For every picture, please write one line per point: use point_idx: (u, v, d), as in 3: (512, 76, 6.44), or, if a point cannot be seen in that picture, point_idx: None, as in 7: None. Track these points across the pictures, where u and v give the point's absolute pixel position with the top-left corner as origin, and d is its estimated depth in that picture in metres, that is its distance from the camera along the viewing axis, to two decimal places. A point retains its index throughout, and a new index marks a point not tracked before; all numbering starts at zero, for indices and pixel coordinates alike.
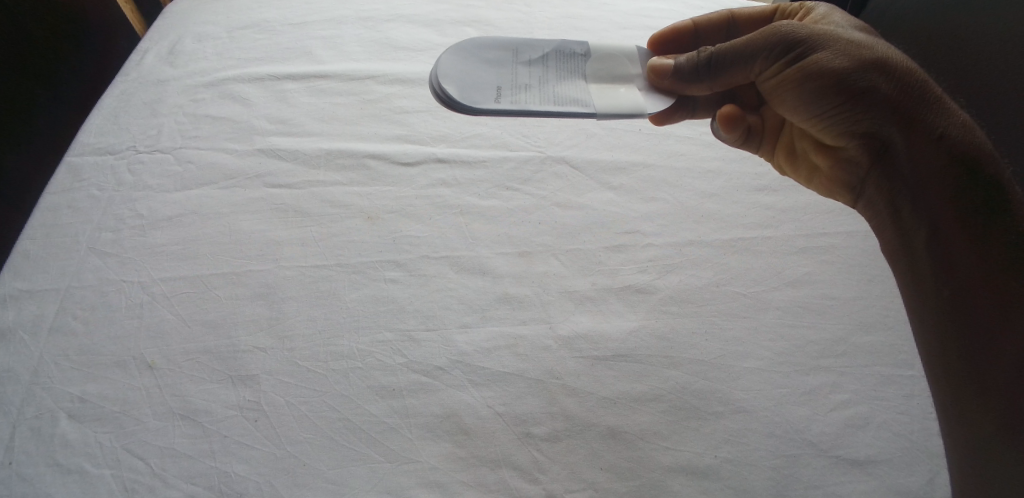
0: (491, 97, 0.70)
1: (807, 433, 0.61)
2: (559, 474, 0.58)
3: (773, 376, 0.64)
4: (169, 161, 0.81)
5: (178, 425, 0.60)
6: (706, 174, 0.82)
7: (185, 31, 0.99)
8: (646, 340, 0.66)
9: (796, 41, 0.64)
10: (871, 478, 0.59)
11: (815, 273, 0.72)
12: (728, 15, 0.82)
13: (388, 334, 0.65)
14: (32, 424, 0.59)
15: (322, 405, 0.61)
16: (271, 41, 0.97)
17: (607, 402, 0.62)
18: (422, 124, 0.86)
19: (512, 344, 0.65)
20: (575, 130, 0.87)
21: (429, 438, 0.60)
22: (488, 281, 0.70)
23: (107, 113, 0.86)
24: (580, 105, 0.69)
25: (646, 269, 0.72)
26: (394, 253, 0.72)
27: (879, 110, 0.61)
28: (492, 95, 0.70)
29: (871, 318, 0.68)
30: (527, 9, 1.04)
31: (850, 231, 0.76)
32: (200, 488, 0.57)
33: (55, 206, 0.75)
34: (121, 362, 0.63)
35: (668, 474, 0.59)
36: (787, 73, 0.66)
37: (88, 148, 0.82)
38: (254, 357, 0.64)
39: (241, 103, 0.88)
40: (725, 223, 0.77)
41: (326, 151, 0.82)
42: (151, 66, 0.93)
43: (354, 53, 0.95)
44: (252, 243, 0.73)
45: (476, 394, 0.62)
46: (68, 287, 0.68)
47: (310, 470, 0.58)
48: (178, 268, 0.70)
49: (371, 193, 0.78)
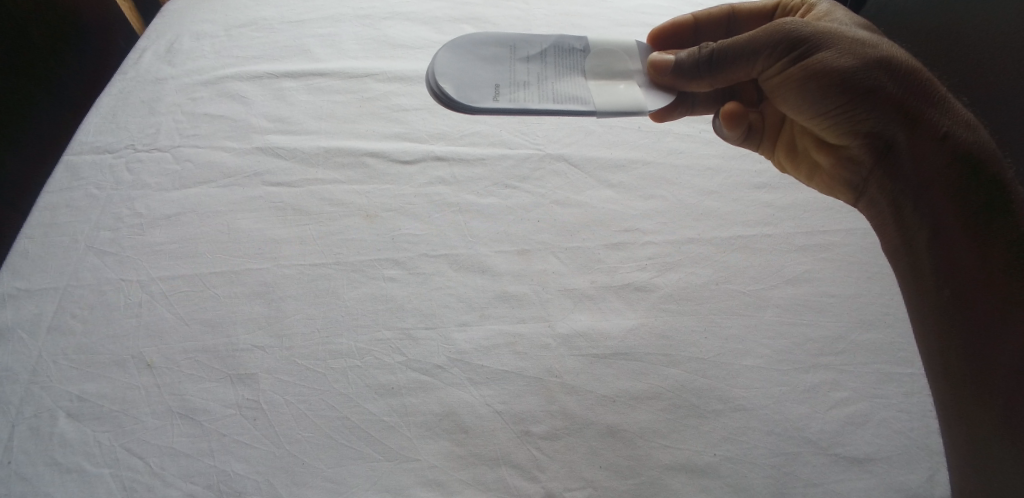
0: (489, 96, 0.69)
1: (806, 431, 0.61)
2: (558, 472, 0.58)
3: (773, 374, 0.64)
4: (167, 160, 0.81)
5: (177, 424, 0.60)
6: (706, 172, 0.82)
7: (182, 30, 0.98)
8: (645, 339, 0.66)
9: (799, 38, 0.63)
10: (870, 475, 0.59)
11: (814, 271, 0.72)
12: (728, 9, 0.82)
13: (387, 332, 0.65)
14: (31, 424, 0.59)
15: (321, 404, 0.61)
16: (269, 39, 0.97)
17: (606, 400, 0.62)
18: (420, 122, 0.86)
19: (511, 343, 0.65)
20: (574, 128, 0.86)
21: (428, 436, 0.59)
22: (487, 279, 0.70)
23: (105, 112, 0.86)
24: (579, 103, 0.69)
25: (645, 267, 0.72)
26: (393, 252, 0.72)
27: (881, 108, 0.61)
28: (490, 93, 0.69)
29: (870, 315, 0.68)
30: (524, 6, 1.04)
31: (850, 227, 0.76)
32: (199, 487, 0.57)
33: (53, 205, 0.75)
34: (120, 361, 0.63)
35: (668, 472, 0.59)
36: (789, 71, 0.65)
37: (86, 148, 0.82)
38: (252, 356, 0.64)
39: (239, 102, 0.88)
40: (725, 221, 0.77)
41: (323, 149, 0.82)
42: (148, 64, 0.93)
43: (351, 51, 0.95)
44: (251, 242, 0.72)
45: (476, 393, 0.62)
46: (66, 286, 0.68)
47: (310, 468, 0.58)
48: (176, 267, 0.70)
49: (370, 192, 0.78)
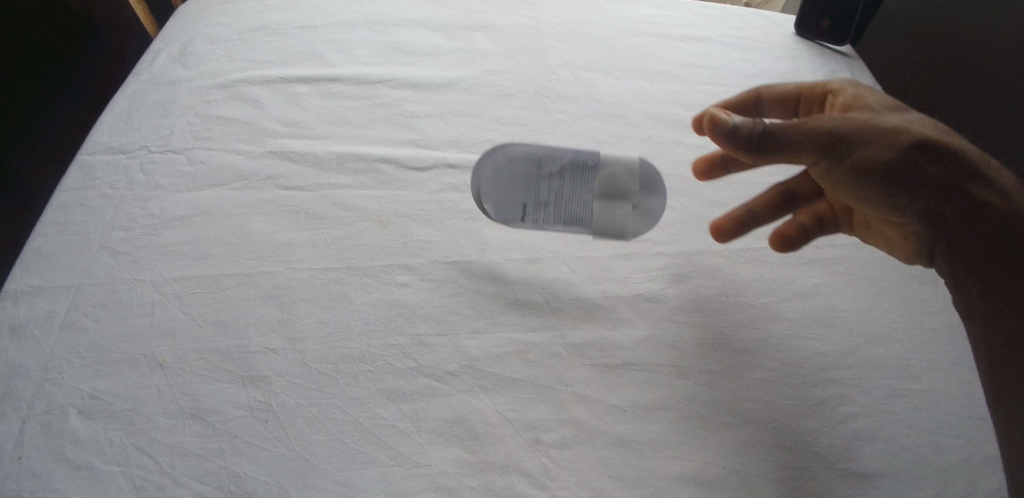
0: (495, 163, 0.70)
1: (815, 444, 0.61)
2: (568, 480, 0.58)
3: (783, 387, 0.64)
4: (180, 161, 0.81)
5: (188, 424, 0.60)
6: (715, 184, 0.83)
7: (196, 33, 0.99)
8: (655, 348, 0.67)
9: (840, 147, 0.62)
10: (878, 490, 0.59)
11: (824, 284, 0.72)
12: (756, 94, 0.83)
13: (399, 337, 0.66)
14: (42, 420, 0.59)
15: (332, 408, 0.61)
16: (282, 43, 0.98)
17: (617, 409, 0.62)
18: (432, 128, 0.86)
19: (521, 350, 0.65)
20: (585, 138, 0.87)
21: (439, 442, 0.60)
22: (499, 286, 0.70)
23: (119, 113, 0.86)
24: (579, 155, 0.68)
25: (655, 278, 0.72)
26: (405, 257, 0.72)
27: (923, 170, 0.63)
28: (496, 160, 0.70)
29: (879, 330, 0.69)
30: (536, 15, 1.05)
31: (859, 242, 0.77)
32: (210, 489, 0.57)
33: (67, 204, 0.75)
34: (131, 360, 0.63)
35: (677, 482, 0.59)
36: (833, 170, 0.64)
37: (100, 147, 0.82)
38: (265, 358, 0.64)
39: (252, 105, 0.88)
40: (734, 233, 0.77)
41: (337, 154, 0.82)
42: (162, 66, 0.93)
43: (364, 57, 0.96)
44: (263, 244, 0.73)
45: (487, 399, 0.62)
46: (79, 284, 0.68)
47: (320, 472, 0.58)
48: (189, 268, 0.70)
49: (382, 197, 0.78)
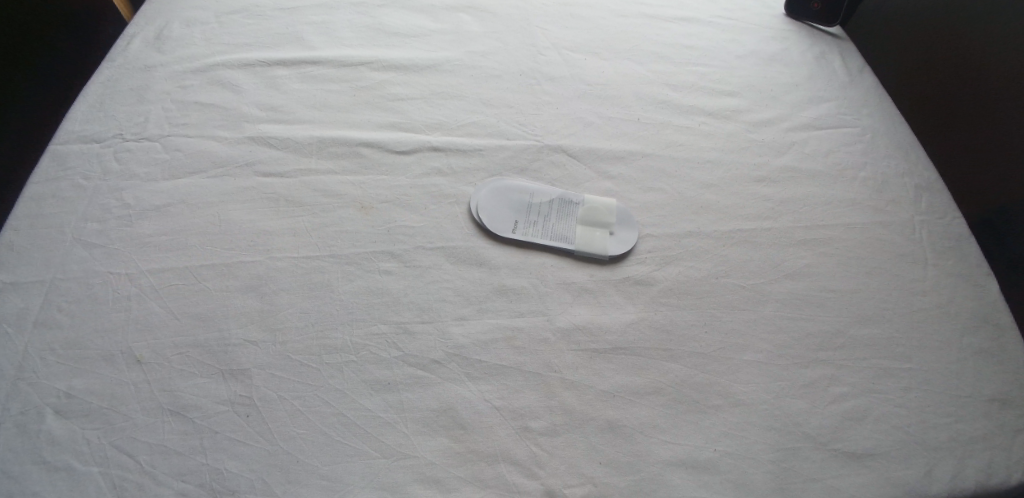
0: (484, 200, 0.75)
1: (806, 426, 0.60)
2: (558, 468, 0.57)
3: (773, 369, 0.63)
4: (156, 150, 0.79)
5: (167, 421, 0.58)
6: (705, 164, 0.81)
7: (171, 16, 0.96)
8: (644, 332, 0.65)
9: None
10: (870, 471, 0.58)
11: (814, 266, 0.72)
12: None
13: (382, 326, 0.64)
14: (17, 421, 0.57)
15: (316, 400, 0.60)
16: (260, 26, 0.95)
17: (606, 395, 0.61)
18: (416, 111, 0.84)
19: (508, 337, 0.64)
20: (571, 119, 0.85)
21: (425, 432, 0.58)
22: (485, 272, 0.69)
23: (92, 100, 0.83)
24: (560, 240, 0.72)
25: (645, 261, 0.71)
26: (388, 244, 0.70)
27: None
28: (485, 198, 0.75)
29: (868, 311, 0.68)
30: None
31: (848, 223, 0.76)
32: (191, 486, 0.55)
33: (38, 196, 0.73)
34: (108, 357, 0.62)
35: (668, 468, 0.58)
36: None
37: (71, 137, 0.79)
38: (246, 351, 0.62)
39: (230, 90, 0.86)
40: (723, 214, 0.76)
41: (318, 139, 0.80)
42: (137, 51, 0.90)
43: (345, 39, 0.93)
44: (242, 234, 0.71)
45: (474, 388, 0.61)
46: (52, 279, 0.66)
47: (304, 466, 0.56)
48: (167, 260, 0.68)
49: (365, 182, 0.76)
